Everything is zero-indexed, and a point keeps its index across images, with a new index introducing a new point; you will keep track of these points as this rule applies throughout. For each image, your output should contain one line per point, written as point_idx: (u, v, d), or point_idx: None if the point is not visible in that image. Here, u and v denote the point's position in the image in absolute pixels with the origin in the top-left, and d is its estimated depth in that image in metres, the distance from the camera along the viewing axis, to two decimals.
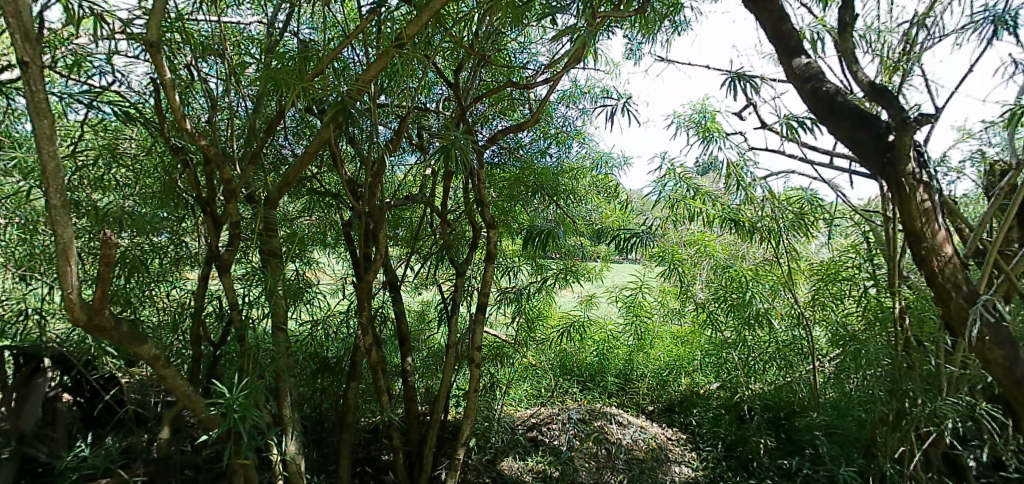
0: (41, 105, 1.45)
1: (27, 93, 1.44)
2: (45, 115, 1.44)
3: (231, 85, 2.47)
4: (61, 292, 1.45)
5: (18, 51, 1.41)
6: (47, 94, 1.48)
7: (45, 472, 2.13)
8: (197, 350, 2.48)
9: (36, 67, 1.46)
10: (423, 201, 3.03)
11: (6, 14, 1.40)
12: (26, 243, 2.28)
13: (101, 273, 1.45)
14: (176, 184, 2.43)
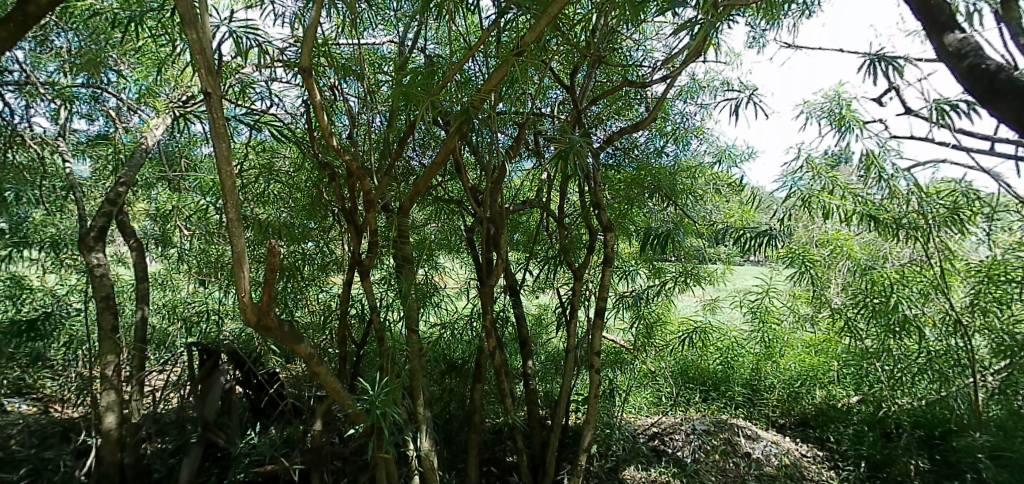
0: (218, 129, 1.58)
1: (209, 119, 1.56)
2: (223, 140, 1.56)
3: (367, 102, 2.64)
4: (237, 297, 1.60)
5: (202, 84, 1.52)
6: (225, 120, 1.59)
7: (225, 454, 2.41)
8: (343, 349, 2.68)
9: (216, 96, 1.57)
10: (540, 205, 3.06)
11: (194, 52, 1.52)
12: (205, 252, 2.60)
13: (266, 279, 1.58)
14: (323, 196, 2.64)
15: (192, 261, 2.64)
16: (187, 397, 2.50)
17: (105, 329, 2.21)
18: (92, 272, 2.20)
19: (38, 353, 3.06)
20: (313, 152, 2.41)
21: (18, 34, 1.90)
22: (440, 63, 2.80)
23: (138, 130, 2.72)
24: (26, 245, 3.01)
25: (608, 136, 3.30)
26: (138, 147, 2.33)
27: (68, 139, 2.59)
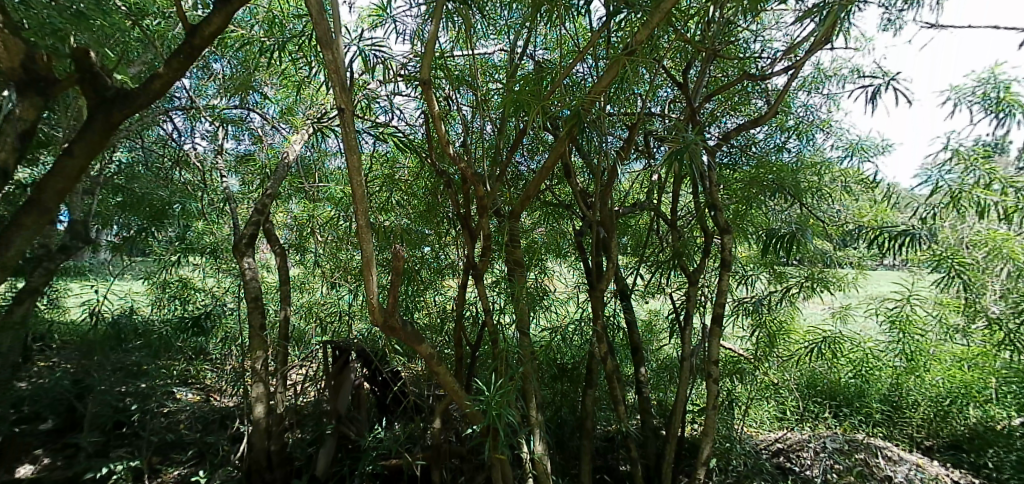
0: (352, 142, 1.70)
1: (343, 133, 1.66)
2: (355, 152, 1.65)
3: (480, 111, 2.70)
4: (366, 299, 1.70)
5: (337, 100, 1.62)
6: (356, 134, 1.69)
7: (355, 446, 2.56)
8: (459, 351, 2.75)
9: (348, 112, 1.66)
10: (652, 208, 2.97)
11: (330, 71, 1.62)
12: (336, 257, 2.80)
13: (391, 282, 1.66)
14: (439, 203, 2.74)
15: (324, 266, 2.85)
16: (322, 391, 2.69)
17: (255, 327, 2.43)
18: (244, 275, 2.44)
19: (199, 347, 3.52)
20: (432, 161, 2.52)
21: (185, 64, 2.12)
22: (549, 68, 2.80)
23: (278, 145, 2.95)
24: (190, 251, 3.37)
25: (724, 133, 3.08)
26: (281, 161, 2.54)
27: (222, 156, 2.87)
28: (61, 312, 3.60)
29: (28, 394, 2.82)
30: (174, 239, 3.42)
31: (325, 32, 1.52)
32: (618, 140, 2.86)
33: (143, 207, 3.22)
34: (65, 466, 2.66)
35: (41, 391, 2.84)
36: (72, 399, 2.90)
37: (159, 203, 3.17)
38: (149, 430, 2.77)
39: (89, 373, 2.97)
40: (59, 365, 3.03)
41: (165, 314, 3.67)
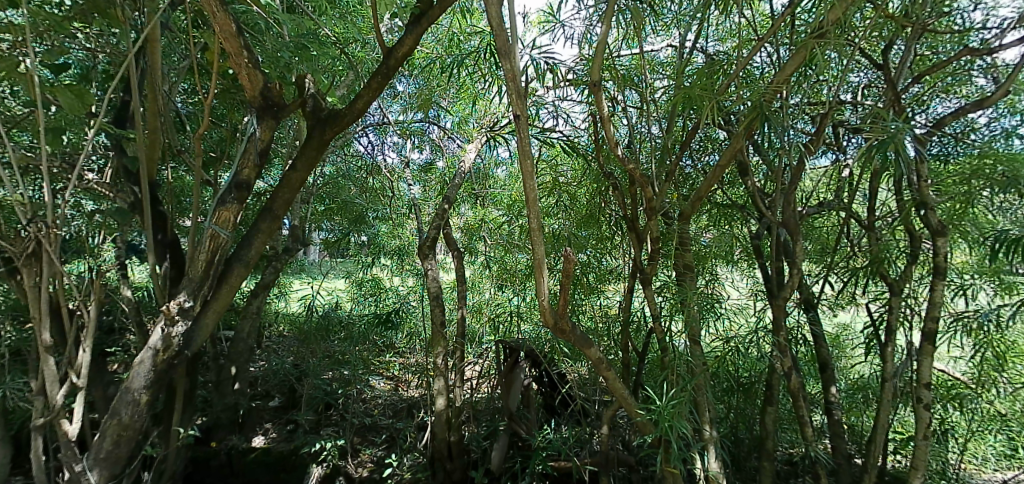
0: (526, 148, 1.73)
1: (518, 140, 1.70)
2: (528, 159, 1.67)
3: (646, 111, 2.63)
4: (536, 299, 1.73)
5: (513, 108, 1.67)
6: (529, 141, 1.71)
7: (525, 445, 2.62)
8: (626, 357, 2.68)
9: (523, 120, 1.69)
10: (842, 208, 2.65)
11: (506, 81, 1.67)
12: (503, 260, 2.90)
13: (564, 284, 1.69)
14: (606, 206, 2.70)
15: (494, 268, 2.97)
16: (494, 389, 2.79)
17: (435, 324, 2.60)
18: (425, 275, 2.62)
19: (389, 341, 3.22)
20: (599, 162, 2.49)
21: (382, 82, 2.32)
22: (723, 61, 2.63)
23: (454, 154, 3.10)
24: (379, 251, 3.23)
25: (935, 120, 2.64)
26: (459, 169, 2.70)
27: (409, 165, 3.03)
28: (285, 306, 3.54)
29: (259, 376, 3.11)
30: (364, 242, 3.28)
31: (503, 41, 1.57)
32: (805, 132, 2.59)
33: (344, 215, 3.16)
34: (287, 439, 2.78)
35: (271, 371, 3.10)
36: (294, 380, 3.04)
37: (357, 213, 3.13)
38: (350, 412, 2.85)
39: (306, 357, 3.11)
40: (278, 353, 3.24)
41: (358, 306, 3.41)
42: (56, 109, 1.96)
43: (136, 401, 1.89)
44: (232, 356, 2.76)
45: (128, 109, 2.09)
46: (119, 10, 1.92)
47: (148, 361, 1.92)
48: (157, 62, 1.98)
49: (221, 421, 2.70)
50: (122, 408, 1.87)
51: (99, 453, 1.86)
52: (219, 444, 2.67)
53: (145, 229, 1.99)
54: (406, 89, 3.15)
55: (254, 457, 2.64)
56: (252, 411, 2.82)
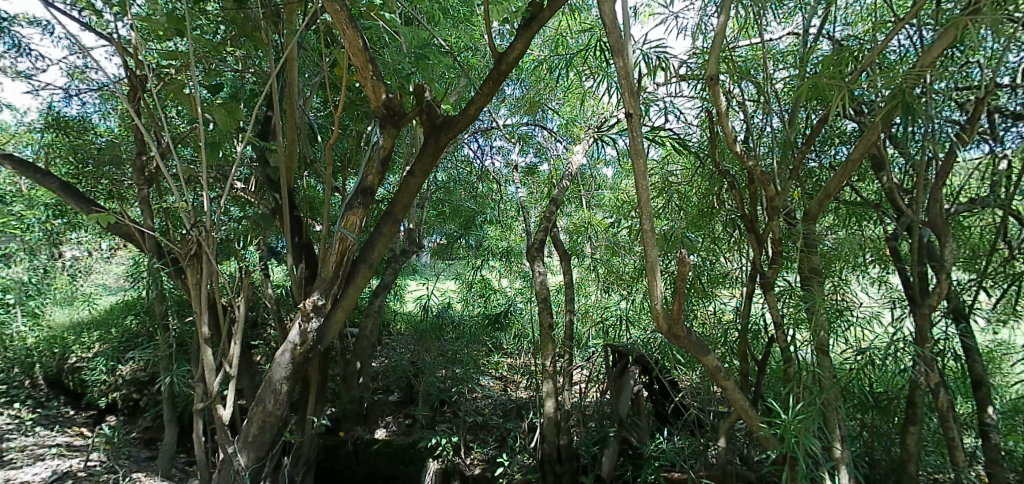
0: (638, 147, 1.74)
1: (630, 140, 1.73)
2: (639, 156, 1.71)
3: (765, 105, 2.48)
4: (651, 306, 1.77)
5: (626, 107, 1.69)
6: (642, 140, 1.73)
7: (635, 454, 2.55)
8: (744, 366, 2.53)
9: (635, 119, 1.72)
10: (1001, 205, 2.33)
11: (619, 80, 1.69)
12: (610, 264, 2.85)
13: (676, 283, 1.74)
14: (720, 206, 2.57)
15: (603, 271, 2.96)
16: (602, 394, 2.75)
17: (544, 326, 2.60)
18: (534, 277, 2.64)
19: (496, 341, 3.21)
20: (715, 161, 2.39)
21: (493, 86, 2.35)
22: (853, 45, 2.42)
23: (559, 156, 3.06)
24: (487, 255, 3.18)
25: None
26: (566, 171, 2.69)
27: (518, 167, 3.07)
28: (401, 306, 3.61)
29: (380, 371, 3.21)
30: (473, 245, 3.20)
31: (616, 41, 1.61)
32: (955, 121, 2.30)
33: (456, 217, 3.15)
34: (406, 433, 2.88)
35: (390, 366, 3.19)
36: (411, 376, 3.10)
37: (468, 216, 3.10)
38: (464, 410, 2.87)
39: (421, 354, 3.13)
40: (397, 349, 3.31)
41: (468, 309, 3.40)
42: (212, 125, 2.18)
43: (278, 390, 2.05)
44: (358, 351, 2.89)
45: (271, 123, 2.29)
46: (263, 32, 2.10)
47: (287, 354, 2.07)
48: (295, 79, 2.14)
49: (348, 413, 2.85)
50: (266, 396, 2.04)
51: (247, 437, 2.03)
52: (346, 434, 2.83)
53: (286, 234, 2.18)
54: (511, 92, 3.13)
55: (376, 449, 2.76)
56: (375, 405, 2.96)
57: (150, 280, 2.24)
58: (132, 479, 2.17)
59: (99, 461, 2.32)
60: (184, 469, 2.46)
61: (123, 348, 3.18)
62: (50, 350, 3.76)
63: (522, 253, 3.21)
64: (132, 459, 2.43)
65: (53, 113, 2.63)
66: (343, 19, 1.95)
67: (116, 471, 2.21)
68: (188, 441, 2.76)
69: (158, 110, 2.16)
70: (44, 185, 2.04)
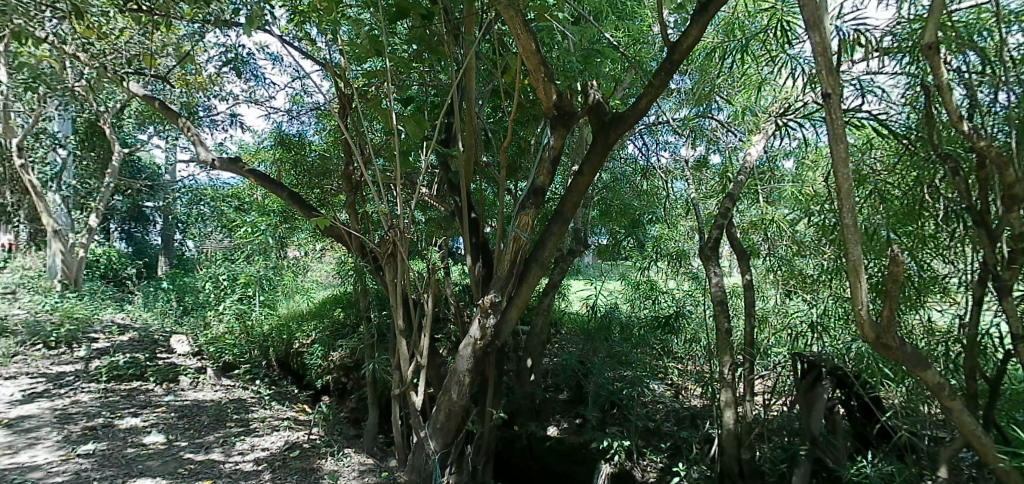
0: (836, 130, 1.48)
1: (827, 121, 1.47)
2: (841, 139, 1.44)
3: (1000, 74, 2.07)
4: (853, 310, 1.46)
5: (823, 84, 1.43)
6: (843, 122, 1.47)
7: (832, 477, 2.28)
8: (975, 386, 2.12)
9: (835, 97, 1.45)
10: None
11: (815, 57, 1.46)
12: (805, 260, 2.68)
13: (890, 288, 1.44)
14: (939, 197, 2.20)
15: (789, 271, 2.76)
16: (792, 407, 2.57)
17: (721, 331, 2.44)
18: (710, 276, 2.49)
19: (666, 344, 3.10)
20: (932, 142, 2.03)
21: (665, 79, 2.20)
22: None
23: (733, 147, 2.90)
24: (655, 256, 3.09)
25: None
26: (742, 165, 2.52)
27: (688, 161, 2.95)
28: (567, 306, 3.69)
29: (551, 368, 3.09)
30: (639, 245, 3.14)
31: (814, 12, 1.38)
32: None
33: (622, 217, 3.12)
34: (577, 433, 2.79)
35: (560, 365, 3.05)
36: (581, 376, 2.95)
37: (634, 215, 3.04)
38: (636, 413, 2.71)
39: (590, 355, 3.02)
40: (568, 347, 3.24)
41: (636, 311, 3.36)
42: (404, 135, 2.38)
43: (462, 382, 2.15)
44: (529, 348, 2.92)
45: (452, 130, 2.45)
46: (445, 46, 2.23)
47: (469, 349, 2.16)
48: (472, 85, 2.23)
49: (521, 407, 2.87)
50: (452, 386, 2.15)
51: (436, 424, 2.16)
52: (520, 427, 2.87)
53: (466, 234, 2.29)
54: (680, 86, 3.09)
55: (548, 446, 2.76)
56: (546, 402, 2.92)
57: (356, 277, 2.51)
58: (344, 453, 2.42)
59: (317, 435, 2.63)
60: (383, 449, 2.70)
61: (329, 338, 3.61)
62: (279, 338, 4.08)
63: (691, 253, 3.07)
64: (343, 436, 2.74)
65: (280, 134, 3.11)
66: (518, 24, 1.98)
67: (331, 445, 2.48)
68: (385, 424, 3.04)
69: (361, 125, 2.42)
70: (278, 194, 2.39)
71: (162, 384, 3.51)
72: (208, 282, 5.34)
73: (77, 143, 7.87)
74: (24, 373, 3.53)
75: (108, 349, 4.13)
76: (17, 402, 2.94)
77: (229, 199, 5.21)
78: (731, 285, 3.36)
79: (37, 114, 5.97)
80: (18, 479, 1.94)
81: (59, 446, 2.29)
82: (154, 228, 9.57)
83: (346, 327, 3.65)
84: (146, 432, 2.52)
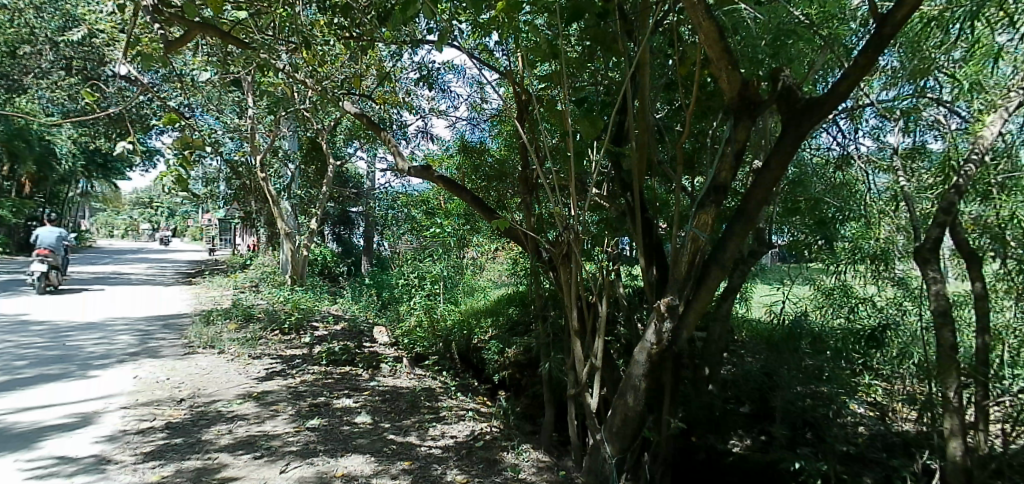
0: None
1: None
2: None
3: None
4: None
5: None
6: None
7: None
8: None
9: None
10: None
11: None
12: None
13: None
14: None
15: None
16: None
17: (945, 348, 2.11)
18: (929, 285, 2.17)
19: (869, 360, 2.78)
20: None
21: (873, 57, 1.88)
22: None
23: (958, 132, 2.55)
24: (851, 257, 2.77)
25: None
26: (973, 150, 2.13)
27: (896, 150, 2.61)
28: (745, 310, 3.44)
29: (730, 379, 2.79)
30: (829, 245, 2.83)
31: None
32: None
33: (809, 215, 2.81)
34: (764, 452, 2.63)
35: (741, 375, 2.76)
36: (766, 389, 2.66)
37: (826, 213, 2.74)
38: (831, 435, 2.41)
39: (775, 366, 2.73)
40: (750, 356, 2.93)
41: (828, 320, 3.07)
42: (577, 137, 2.39)
43: (637, 387, 2.07)
44: (706, 357, 2.70)
45: (625, 128, 2.38)
46: (619, 42, 2.18)
47: (644, 354, 2.05)
48: (646, 78, 2.12)
49: (699, 418, 2.71)
50: (627, 391, 2.09)
51: (612, 429, 2.14)
52: (698, 439, 2.77)
53: (638, 235, 2.19)
54: (886, 66, 2.77)
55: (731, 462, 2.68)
56: (727, 414, 2.72)
57: (534, 278, 2.61)
58: (523, 448, 2.53)
59: (497, 428, 2.78)
60: (559, 448, 2.77)
61: (505, 335, 3.80)
62: (460, 333, 4.44)
63: (900, 256, 2.71)
64: (521, 432, 2.86)
65: (462, 141, 3.38)
66: (699, 10, 1.84)
67: (511, 439, 2.61)
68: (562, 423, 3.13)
69: (538, 129, 2.50)
70: (463, 199, 2.56)
71: (368, 369, 3.88)
72: (402, 280, 5.96)
73: (301, 160, 9.41)
74: (266, 353, 4.23)
75: (327, 336, 4.71)
76: (263, 377, 3.52)
77: (419, 204, 5.80)
78: (953, 290, 2.84)
79: (274, 136, 7.22)
80: (267, 444, 2.30)
81: (293, 418, 2.69)
82: (357, 230, 11.39)
83: (519, 325, 3.82)
84: (357, 412, 2.85)
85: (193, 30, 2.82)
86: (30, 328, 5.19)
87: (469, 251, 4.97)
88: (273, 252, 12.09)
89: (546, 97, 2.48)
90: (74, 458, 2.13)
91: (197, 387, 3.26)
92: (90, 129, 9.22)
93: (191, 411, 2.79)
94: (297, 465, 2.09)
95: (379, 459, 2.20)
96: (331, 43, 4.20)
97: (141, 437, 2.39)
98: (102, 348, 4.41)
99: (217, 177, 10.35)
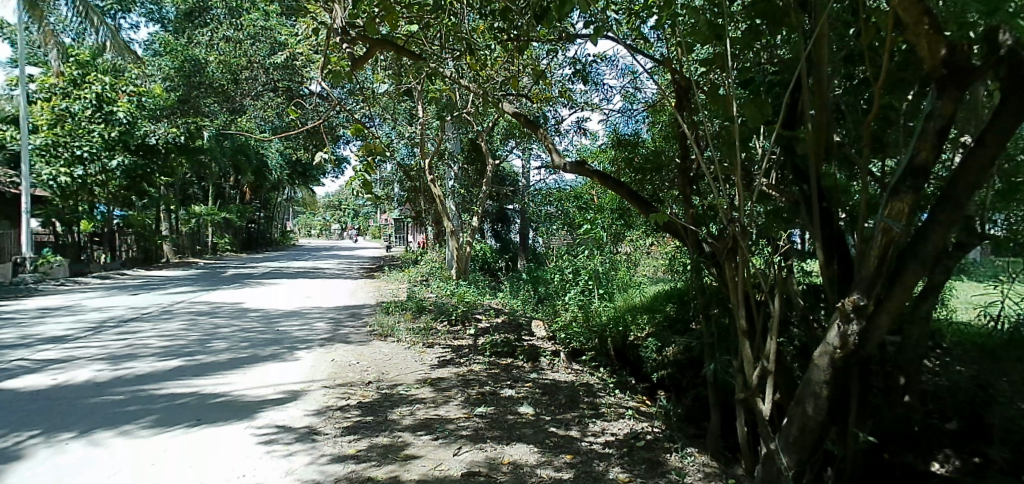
0: None
1: None
2: None
3: None
4: None
5: None
6: None
7: None
8: None
9: None
10: None
11: None
12: None
13: None
14: None
15: None
16: None
17: None
18: None
19: None
20: None
21: None
22: None
23: None
24: None
25: None
26: None
27: None
28: (951, 312, 2.97)
29: (933, 390, 2.50)
30: None
31: None
32: None
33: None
34: (978, 476, 2.33)
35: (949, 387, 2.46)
36: (982, 404, 2.34)
37: None
38: None
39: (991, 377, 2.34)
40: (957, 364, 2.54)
41: None
42: (744, 122, 2.25)
43: (817, 394, 1.87)
44: (899, 365, 2.42)
45: (797, 109, 2.18)
46: (789, 16, 2.01)
47: (826, 358, 1.82)
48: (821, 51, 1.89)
49: (893, 433, 2.47)
50: (806, 399, 1.89)
51: (789, 438, 1.97)
52: (892, 457, 2.52)
53: (816, 227, 1.96)
54: None
55: None
56: (927, 430, 2.45)
57: (697, 274, 2.53)
58: (687, 452, 2.45)
59: (658, 429, 2.73)
60: (728, 456, 2.67)
61: (664, 332, 3.70)
62: (616, 329, 4.29)
63: None
64: (684, 435, 2.78)
65: (619, 133, 3.36)
66: None
67: (674, 442, 2.55)
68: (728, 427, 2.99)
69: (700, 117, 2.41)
70: (619, 190, 2.57)
71: (528, 361, 4.02)
72: (557, 275, 6.08)
73: (461, 161, 10.05)
74: (438, 342, 4.57)
75: (490, 328, 4.97)
76: (436, 365, 3.80)
77: (574, 199, 5.88)
78: None
79: (438, 139, 7.86)
80: (442, 427, 2.47)
81: (463, 405, 2.85)
82: (514, 226, 11.92)
83: (678, 323, 3.65)
84: (520, 402, 2.95)
85: (374, 47, 3.24)
86: (250, 314, 6.20)
87: (624, 245, 4.94)
88: (438, 248, 13.08)
89: (709, 82, 2.38)
90: (289, 428, 2.47)
91: (380, 371, 3.61)
92: (289, 142, 10.74)
93: (377, 392, 3.10)
94: (468, 449, 2.22)
95: (544, 450, 2.26)
96: (493, 46, 4.48)
97: (340, 413, 2.70)
98: (304, 332, 5.11)
99: (390, 181, 11.47)
